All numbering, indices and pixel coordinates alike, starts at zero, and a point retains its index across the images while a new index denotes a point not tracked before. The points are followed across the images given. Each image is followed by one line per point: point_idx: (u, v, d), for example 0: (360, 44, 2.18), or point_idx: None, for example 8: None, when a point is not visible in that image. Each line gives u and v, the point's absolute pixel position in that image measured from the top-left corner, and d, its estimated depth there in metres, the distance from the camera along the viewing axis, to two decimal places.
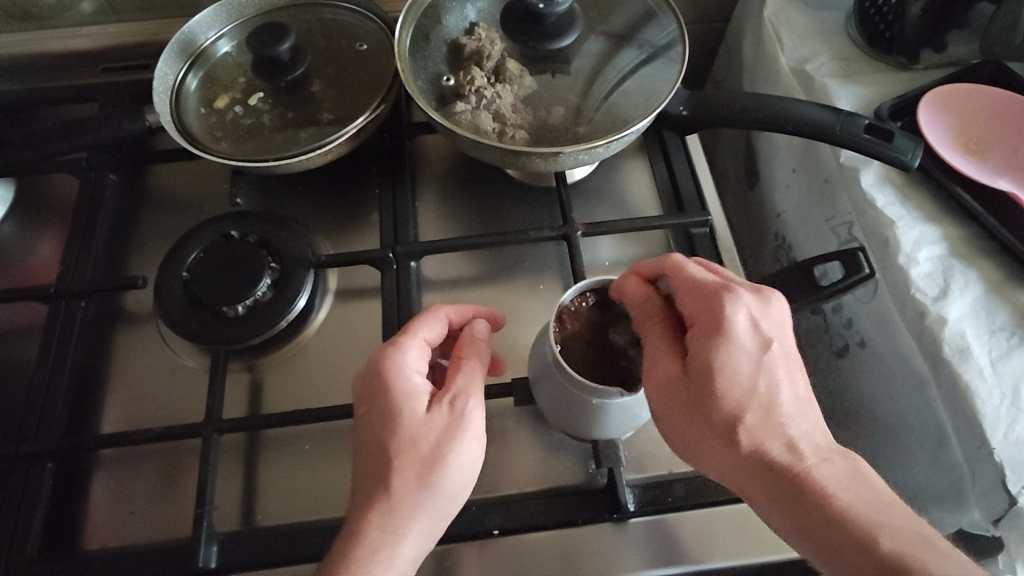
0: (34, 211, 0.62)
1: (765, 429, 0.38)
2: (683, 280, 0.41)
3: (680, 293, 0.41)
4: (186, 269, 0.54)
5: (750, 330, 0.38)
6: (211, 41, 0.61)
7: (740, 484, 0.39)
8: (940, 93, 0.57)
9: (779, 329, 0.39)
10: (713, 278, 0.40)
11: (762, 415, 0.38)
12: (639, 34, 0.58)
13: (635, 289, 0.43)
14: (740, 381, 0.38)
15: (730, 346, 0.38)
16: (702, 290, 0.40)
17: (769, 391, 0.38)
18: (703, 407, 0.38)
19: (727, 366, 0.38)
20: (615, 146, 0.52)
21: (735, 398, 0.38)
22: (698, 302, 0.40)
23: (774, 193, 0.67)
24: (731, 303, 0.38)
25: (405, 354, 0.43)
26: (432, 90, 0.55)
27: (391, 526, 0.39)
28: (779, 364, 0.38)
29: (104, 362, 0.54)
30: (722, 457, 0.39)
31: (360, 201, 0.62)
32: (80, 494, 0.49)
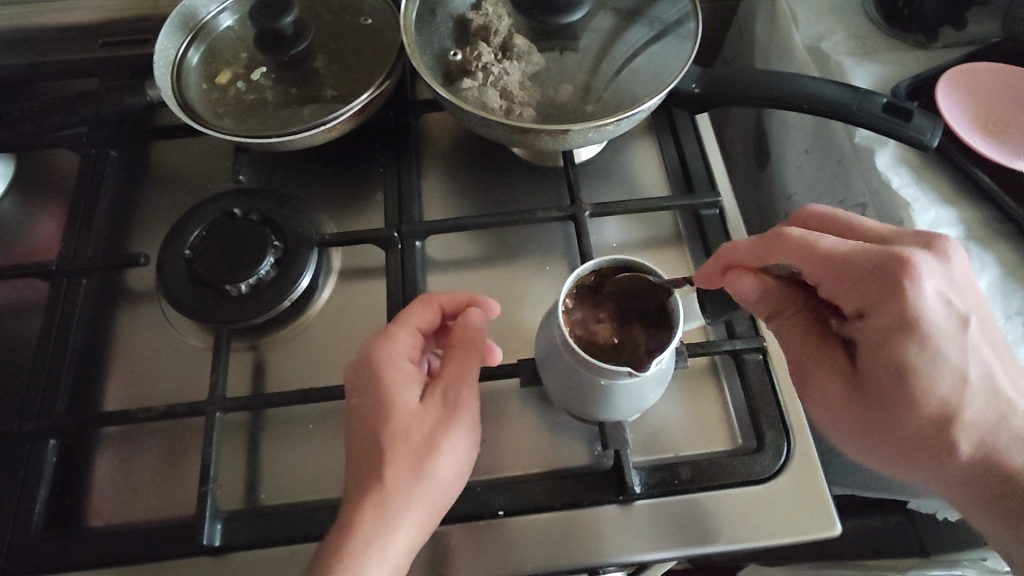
0: (34, 187, 0.61)
1: (990, 418, 0.38)
2: (813, 255, 0.39)
3: (827, 276, 0.39)
4: (188, 247, 0.53)
5: (944, 305, 0.37)
6: (212, 15, 0.60)
7: (968, 492, 0.40)
8: (959, 72, 0.55)
9: (967, 292, 0.38)
10: (864, 250, 0.38)
11: (982, 407, 0.38)
12: (650, 9, 0.56)
13: (752, 287, 0.43)
14: (946, 373, 0.37)
15: (924, 342, 0.37)
16: (866, 267, 0.38)
17: (984, 376, 0.38)
18: (908, 405, 0.38)
19: (931, 354, 0.37)
20: (625, 124, 0.51)
21: (946, 391, 0.38)
22: (859, 283, 0.38)
23: (785, 174, 0.66)
24: (915, 277, 0.37)
25: (396, 343, 0.44)
26: (438, 66, 0.54)
27: (386, 515, 0.39)
28: (978, 339, 0.38)
29: (106, 340, 0.54)
30: (940, 467, 0.39)
31: (365, 180, 0.61)
32: (84, 471, 0.49)
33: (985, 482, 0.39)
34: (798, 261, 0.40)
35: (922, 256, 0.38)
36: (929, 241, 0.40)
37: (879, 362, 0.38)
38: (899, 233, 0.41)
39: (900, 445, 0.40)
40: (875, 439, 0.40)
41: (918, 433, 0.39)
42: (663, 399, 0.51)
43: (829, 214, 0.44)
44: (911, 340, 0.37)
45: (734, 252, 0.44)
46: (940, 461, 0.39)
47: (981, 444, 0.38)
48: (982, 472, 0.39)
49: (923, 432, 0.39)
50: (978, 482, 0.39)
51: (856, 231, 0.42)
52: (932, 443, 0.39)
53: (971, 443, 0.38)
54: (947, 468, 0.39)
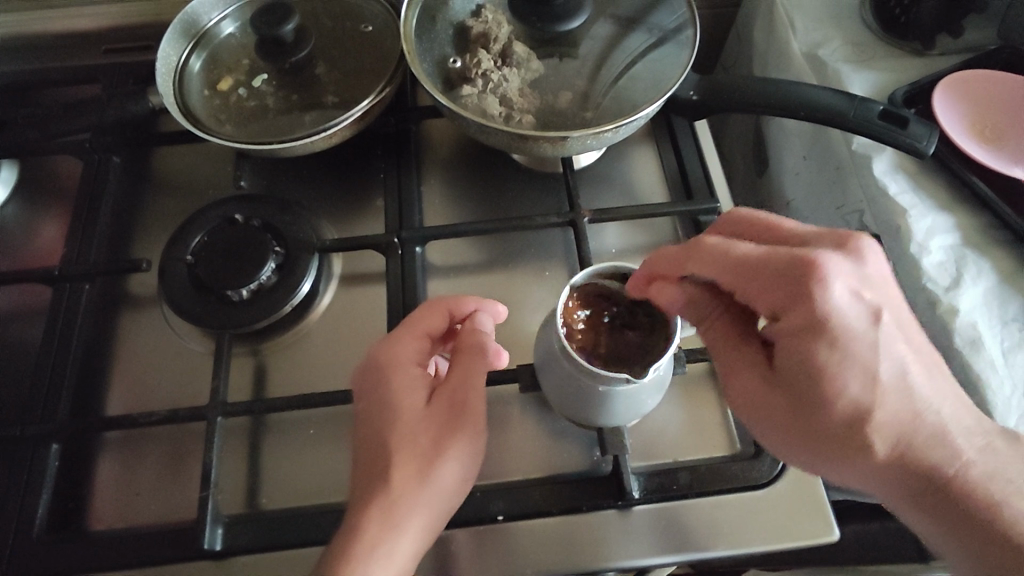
0: (37, 192, 0.62)
1: (903, 417, 0.37)
2: (728, 259, 0.39)
3: (741, 281, 0.38)
4: (191, 252, 0.53)
5: (856, 306, 0.36)
6: (214, 22, 0.60)
7: (889, 493, 0.39)
8: (954, 80, 0.56)
9: (882, 291, 0.37)
10: (780, 250, 0.37)
11: (899, 405, 0.37)
12: (649, 17, 0.57)
13: (667, 293, 0.42)
14: (854, 374, 0.36)
15: (833, 343, 0.36)
16: (774, 270, 0.37)
17: (899, 375, 0.37)
18: (819, 404, 0.37)
19: (844, 354, 0.36)
20: (623, 131, 0.51)
21: (857, 390, 0.36)
22: (771, 286, 0.37)
23: (783, 180, 0.66)
24: (825, 279, 0.36)
25: (403, 347, 0.44)
26: (437, 73, 0.54)
27: (392, 520, 0.39)
28: (894, 338, 0.37)
29: (108, 345, 0.54)
30: (864, 468, 0.38)
31: (366, 186, 0.61)
32: (87, 475, 0.49)
33: (908, 481, 0.38)
34: (717, 273, 0.39)
35: (832, 257, 0.37)
36: (847, 239, 0.39)
37: (791, 363, 0.38)
38: (820, 231, 0.40)
39: (815, 446, 0.39)
40: (795, 440, 0.39)
41: (830, 432, 0.38)
42: (662, 404, 0.51)
43: (754, 215, 0.43)
44: (819, 341, 0.36)
45: (657, 260, 0.43)
46: (857, 463, 0.38)
47: (896, 446, 0.37)
48: (906, 473, 0.38)
49: (838, 433, 0.38)
50: (899, 486, 0.38)
51: (775, 230, 0.41)
52: (848, 444, 0.38)
53: (886, 444, 0.37)
54: (866, 470, 0.38)
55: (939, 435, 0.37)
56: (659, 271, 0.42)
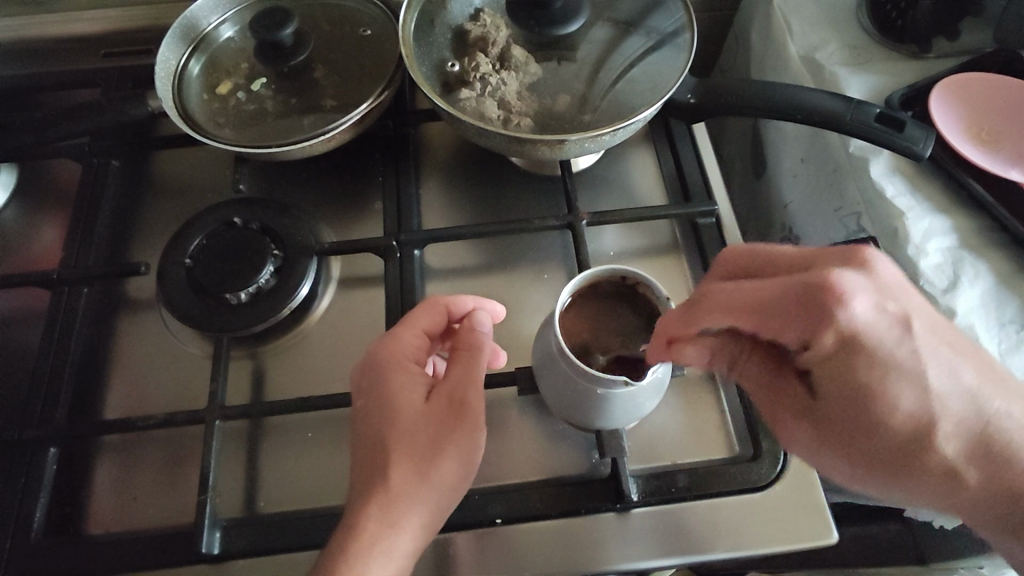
0: (36, 196, 0.62)
1: (958, 413, 0.37)
2: (743, 303, 0.37)
3: (764, 318, 0.37)
4: (189, 255, 0.53)
5: (884, 322, 0.36)
6: (213, 26, 0.61)
7: (954, 488, 0.39)
8: (951, 83, 0.56)
9: (905, 296, 0.37)
10: (791, 280, 0.36)
11: (956, 410, 0.37)
12: (646, 20, 0.57)
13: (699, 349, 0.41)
14: (904, 387, 0.36)
15: (876, 358, 0.36)
16: (794, 304, 0.36)
17: (944, 379, 0.37)
18: (875, 425, 0.38)
19: (888, 373, 0.36)
20: (621, 134, 0.51)
21: (910, 404, 0.37)
22: (792, 317, 0.36)
23: (781, 183, 0.66)
24: (845, 301, 0.35)
25: (402, 345, 0.45)
26: (436, 76, 0.54)
27: (390, 518, 0.39)
28: (929, 342, 0.36)
29: (106, 348, 0.54)
30: (927, 474, 0.39)
31: (364, 189, 0.61)
32: (84, 479, 0.49)
33: (971, 474, 0.38)
34: (737, 318, 0.38)
35: (842, 272, 0.36)
36: (846, 252, 0.38)
37: (840, 386, 0.38)
38: (816, 248, 0.39)
39: (874, 462, 0.39)
40: (851, 461, 0.40)
41: (890, 445, 0.38)
42: (660, 406, 0.51)
43: (747, 249, 0.42)
44: (862, 360, 0.36)
45: (665, 323, 0.40)
46: (917, 472, 0.39)
47: (954, 447, 0.38)
48: (970, 467, 0.38)
49: (896, 448, 0.38)
50: (962, 486, 0.39)
51: (772, 257, 0.40)
52: (910, 456, 0.38)
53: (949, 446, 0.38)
54: (931, 478, 0.39)
55: (995, 425, 0.38)
56: (672, 335, 0.40)
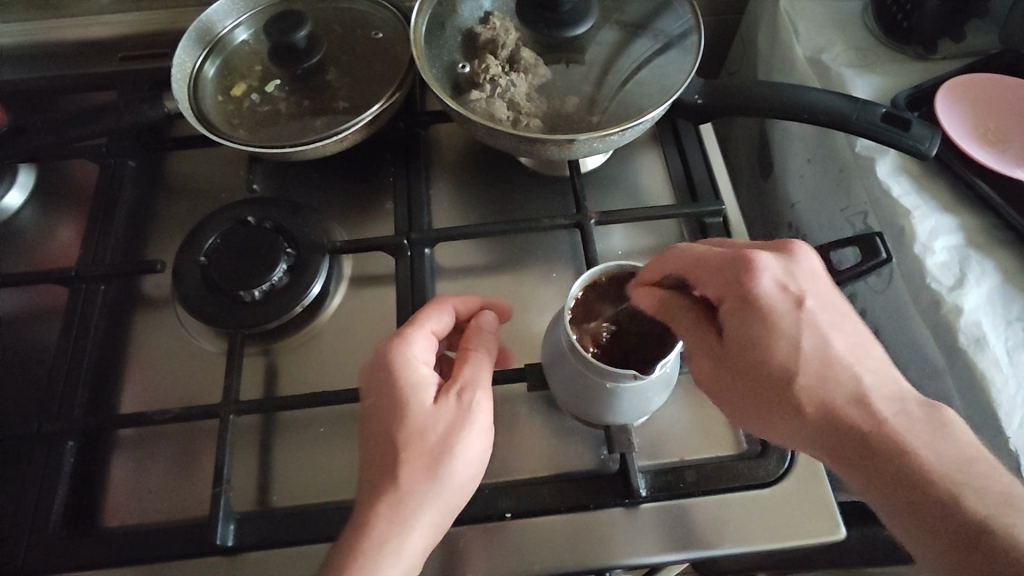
0: (55, 195, 0.63)
1: (827, 378, 0.38)
2: (692, 261, 0.41)
3: (699, 274, 0.41)
4: (204, 254, 0.54)
5: (782, 295, 0.39)
6: (228, 29, 0.62)
7: (826, 453, 0.38)
8: (957, 84, 0.56)
9: (813, 284, 0.40)
10: (727, 249, 0.41)
11: (821, 373, 0.38)
12: (655, 23, 0.58)
13: (645, 297, 0.42)
14: (782, 342, 0.38)
15: (766, 316, 0.38)
16: (719, 264, 0.40)
17: (819, 343, 0.38)
18: (753, 368, 0.39)
19: (771, 327, 0.38)
20: (629, 134, 0.52)
21: (785, 355, 0.38)
22: (716, 275, 0.40)
23: (787, 184, 0.67)
24: (755, 269, 0.39)
25: (412, 345, 0.44)
26: (447, 78, 0.55)
27: (400, 516, 0.40)
28: (820, 318, 0.39)
29: (123, 345, 0.55)
30: (798, 429, 0.38)
31: (375, 189, 0.62)
32: (102, 472, 0.50)
33: (837, 438, 0.37)
34: (686, 271, 0.42)
35: (765, 254, 0.40)
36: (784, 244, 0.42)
37: (733, 336, 0.39)
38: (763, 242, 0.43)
39: (750, 405, 0.40)
40: (734, 403, 0.41)
41: (761, 387, 0.39)
42: (668, 403, 0.52)
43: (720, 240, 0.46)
44: (754, 317, 0.38)
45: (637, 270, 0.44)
46: (787, 421, 0.39)
47: (820, 404, 0.37)
48: (840, 434, 0.37)
49: (769, 392, 0.38)
50: (821, 441, 0.38)
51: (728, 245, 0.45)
52: (777, 403, 0.38)
53: (813, 404, 0.38)
54: (795, 430, 0.38)
55: (862, 400, 0.37)
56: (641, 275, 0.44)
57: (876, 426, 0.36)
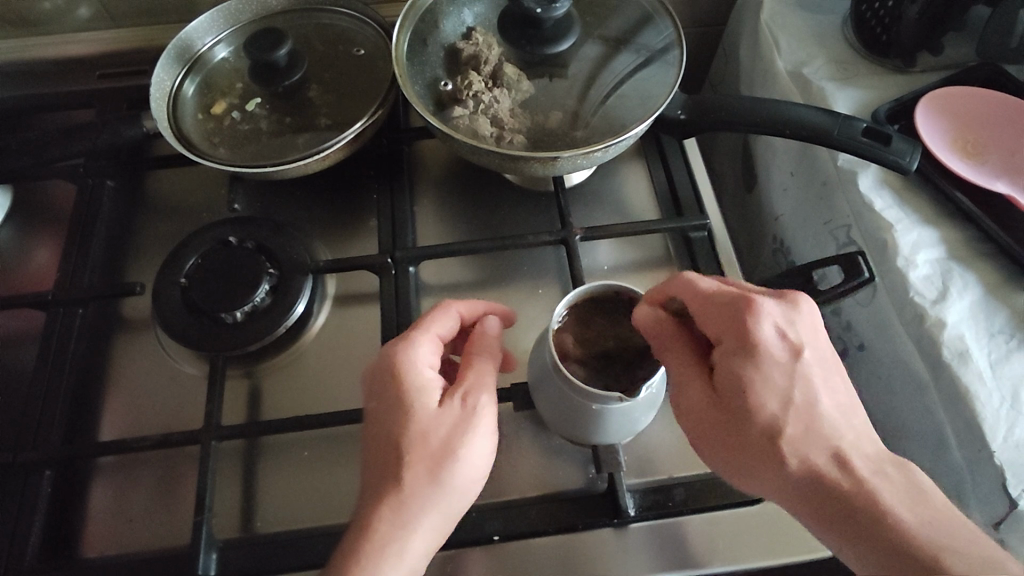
0: (32, 217, 0.62)
1: (812, 436, 0.38)
2: (698, 295, 0.42)
3: (698, 306, 0.42)
4: (184, 275, 0.53)
5: (782, 343, 0.40)
6: (208, 47, 0.61)
7: (797, 509, 0.39)
8: (935, 98, 0.57)
9: (810, 336, 0.41)
10: (730, 290, 0.41)
11: (805, 427, 0.39)
12: (638, 37, 0.58)
13: (647, 314, 0.42)
14: (774, 389, 0.39)
15: (761, 360, 0.39)
16: (721, 303, 0.41)
17: (808, 399, 0.39)
18: (744, 412, 0.39)
19: (763, 375, 0.39)
20: (613, 150, 0.52)
21: (774, 406, 0.39)
22: (721, 316, 0.41)
23: (772, 196, 0.67)
24: (757, 317, 0.40)
25: (417, 348, 0.44)
26: (430, 95, 0.55)
27: (403, 519, 0.39)
28: (813, 371, 0.40)
29: (102, 369, 0.54)
30: (775, 482, 0.39)
31: (360, 207, 0.61)
32: (79, 501, 0.49)
33: (817, 493, 0.37)
34: (687, 300, 0.43)
35: (769, 299, 0.41)
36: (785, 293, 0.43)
37: (727, 379, 0.40)
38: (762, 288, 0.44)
39: (737, 457, 0.40)
40: (711, 438, 0.41)
41: (750, 439, 0.39)
42: (657, 420, 0.51)
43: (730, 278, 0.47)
44: (749, 361, 0.39)
45: (651, 290, 0.45)
46: (769, 473, 0.39)
47: (803, 459, 0.38)
48: (817, 492, 0.37)
49: (755, 443, 0.39)
50: (797, 497, 0.38)
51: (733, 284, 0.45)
52: (762, 453, 0.39)
53: (796, 461, 0.38)
54: (775, 480, 0.39)
55: (837, 456, 0.38)
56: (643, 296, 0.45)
57: (855, 486, 0.37)
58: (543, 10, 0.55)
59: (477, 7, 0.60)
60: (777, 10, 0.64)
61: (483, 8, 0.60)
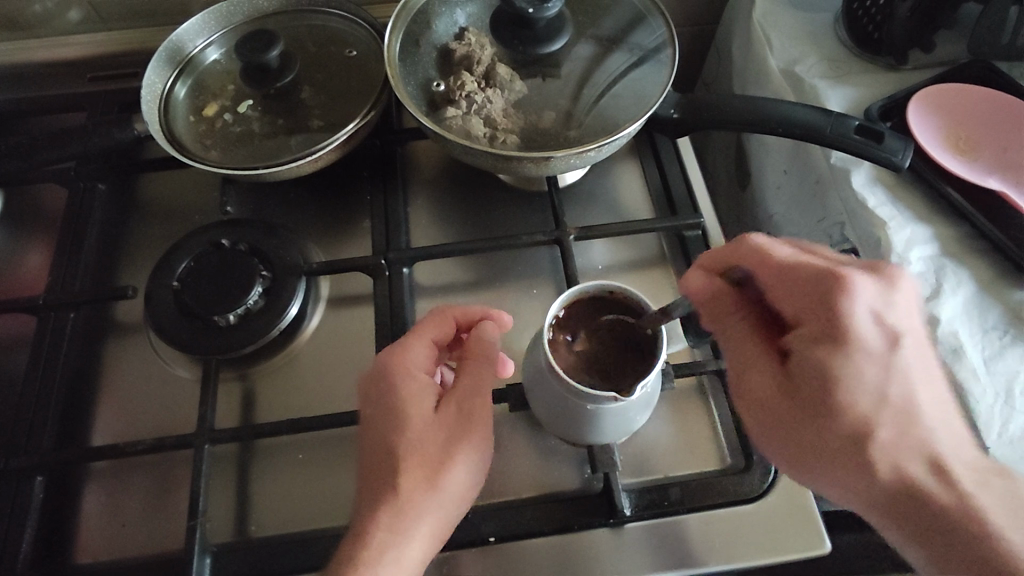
0: (23, 220, 0.61)
1: (905, 439, 0.38)
2: (773, 266, 0.42)
3: (763, 271, 0.43)
4: (177, 278, 0.53)
5: (878, 329, 0.39)
6: (199, 49, 0.61)
7: (875, 515, 0.38)
8: (927, 95, 0.57)
9: (906, 322, 0.39)
10: (815, 264, 0.41)
11: (900, 429, 0.38)
12: (630, 37, 0.58)
13: (700, 284, 0.46)
14: (867, 385, 0.38)
15: (855, 348, 0.38)
16: (807, 280, 0.40)
17: (905, 396, 0.38)
18: (828, 408, 0.39)
19: (854, 367, 0.38)
20: (606, 149, 0.52)
21: (867, 404, 0.38)
22: (806, 297, 0.40)
23: (765, 194, 0.67)
24: (850, 297, 0.39)
25: (412, 353, 0.44)
26: (422, 96, 0.55)
27: (400, 523, 0.39)
28: (909, 362, 0.39)
29: (93, 373, 0.54)
30: (852, 485, 0.38)
31: (353, 208, 0.61)
32: (72, 506, 0.49)
33: (905, 501, 0.37)
34: (755, 266, 0.43)
35: (861, 276, 0.40)
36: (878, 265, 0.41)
37: (808, 367, 0.39)
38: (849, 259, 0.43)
39: (821, 461, 0.39)
40: (783, 434, 0.41)
41: (836, 441, 0.38)
42: (652, 419, 0.51)
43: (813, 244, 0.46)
44: (839, 351, 0.38)
45: (714, 256, 0.47)
46: (855, 477, 0.38)
47: (898, 467, 0.37)
48: (903, 501, 0.37)
49: (839, 445, 0.38)
50: (877, 501, 0.38)
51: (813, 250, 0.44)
52: (852, 458, 0.38)
53: (888, 468, 0.37)
54: (859, 485, 0.38)
55: (934, 462, 0.38)
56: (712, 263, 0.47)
57: (958, 499, 0.36)
58: (534, 10, 0.54)
59: (470, 7, 0.60)
60: (769, 8, 0.64)
61: (475, 8, 0.60)
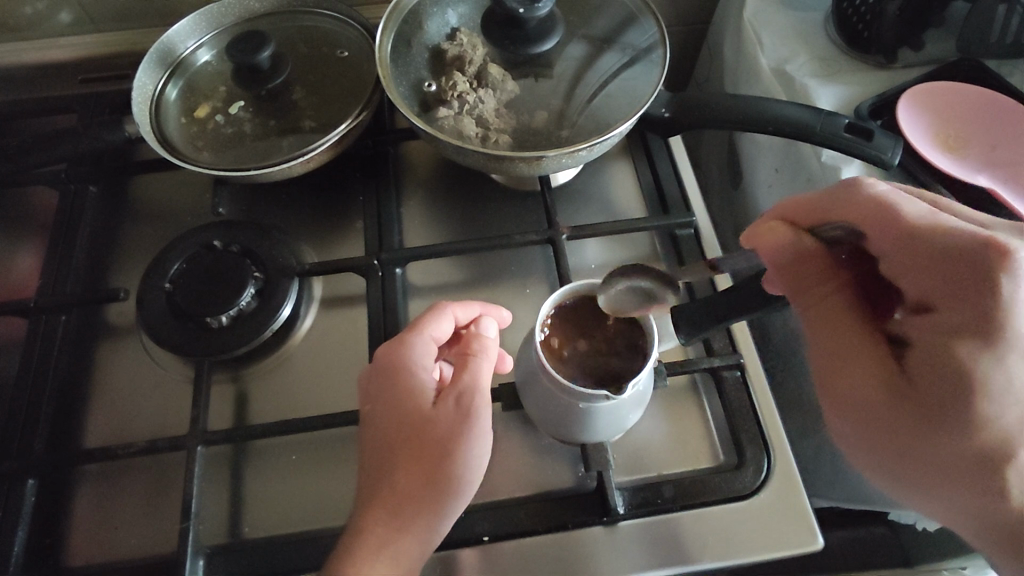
0: (14, 223, 0.61)
1: None
2: (901, 226, 0.36)
3: (879, 226, 0.37)
4: (169, 279, 0.53)
5: None
6: (190, 50, 0.61)
7: (987, 546, 0.34)
8: (916, 94, 0.57)
9: None
10: (961, 230, 0.34)
11: None
12: (622, 37, 0.58)
13: (778, 235, 0.41)
14: (1013, 395, 0.32)
15: (1009, 344, 0.32)
16: (955, 250, 0.33)
17: None
18: (951, 416, 0.33)
19: (1004, 369, 0.32)
20: (598, 148, 0.52)
21: (1010, 419, 0.32)
22: (949, 269, 0.34)
23: (757, 193, 0.68)
24: (1010, 274, 0.32)
25: (412, 350, 0.45)
26: (414, 96, 0.55)
27: (398, 519, 0.39)
28: None
29: (85, 376, 0.53)
30: (963, 507, 0.34)
31: (346, 209, 0.61)
32: (64, 508, 0.49)
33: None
34: (870, 220, 0.38)
35: None
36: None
37: (927, 358, 0.34)
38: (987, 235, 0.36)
39: (932, 476, 0.34)
40: (882, 437, 0.35)
41: (953, 455, 0.33)
42: (645, 417, 0.51)
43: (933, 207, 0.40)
44: (985, 348, 0.32)
45: (800, 207, 0.43)
46: (967, 498, 0.33)
47: None
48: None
49: (958, 462, 0.33)
50: (996, 535, 0.33)
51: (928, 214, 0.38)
52: (968, 476, 0.33)
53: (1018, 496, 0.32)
54: (968, 508, 0.33)
55: None
56: (799, 218, 0.42)
57: None
58: (525, 11, 0.54)
59: (461, 7, 0.60)
60: (759, 8, 0.65)
61: (467, 9, 0.60)
